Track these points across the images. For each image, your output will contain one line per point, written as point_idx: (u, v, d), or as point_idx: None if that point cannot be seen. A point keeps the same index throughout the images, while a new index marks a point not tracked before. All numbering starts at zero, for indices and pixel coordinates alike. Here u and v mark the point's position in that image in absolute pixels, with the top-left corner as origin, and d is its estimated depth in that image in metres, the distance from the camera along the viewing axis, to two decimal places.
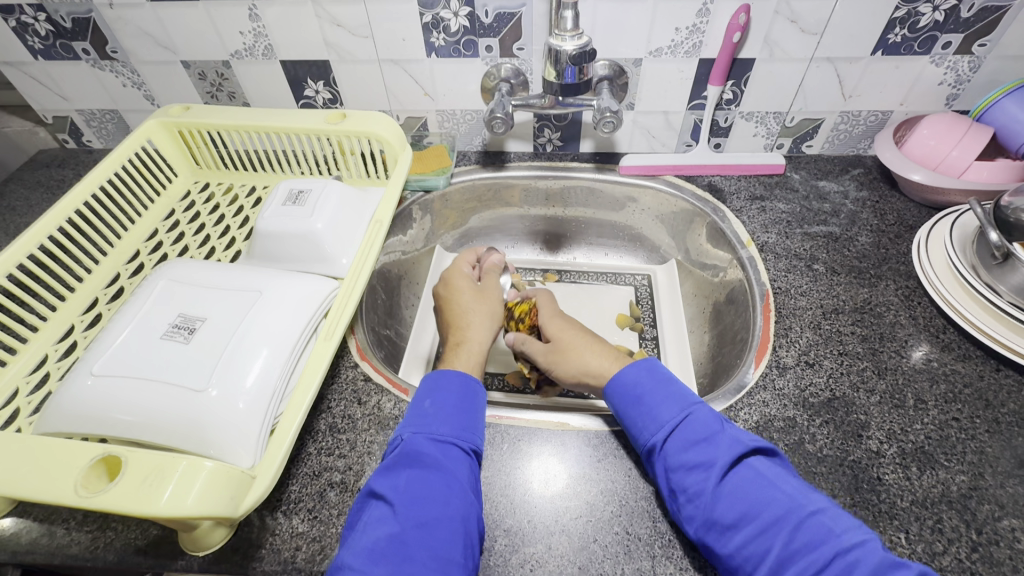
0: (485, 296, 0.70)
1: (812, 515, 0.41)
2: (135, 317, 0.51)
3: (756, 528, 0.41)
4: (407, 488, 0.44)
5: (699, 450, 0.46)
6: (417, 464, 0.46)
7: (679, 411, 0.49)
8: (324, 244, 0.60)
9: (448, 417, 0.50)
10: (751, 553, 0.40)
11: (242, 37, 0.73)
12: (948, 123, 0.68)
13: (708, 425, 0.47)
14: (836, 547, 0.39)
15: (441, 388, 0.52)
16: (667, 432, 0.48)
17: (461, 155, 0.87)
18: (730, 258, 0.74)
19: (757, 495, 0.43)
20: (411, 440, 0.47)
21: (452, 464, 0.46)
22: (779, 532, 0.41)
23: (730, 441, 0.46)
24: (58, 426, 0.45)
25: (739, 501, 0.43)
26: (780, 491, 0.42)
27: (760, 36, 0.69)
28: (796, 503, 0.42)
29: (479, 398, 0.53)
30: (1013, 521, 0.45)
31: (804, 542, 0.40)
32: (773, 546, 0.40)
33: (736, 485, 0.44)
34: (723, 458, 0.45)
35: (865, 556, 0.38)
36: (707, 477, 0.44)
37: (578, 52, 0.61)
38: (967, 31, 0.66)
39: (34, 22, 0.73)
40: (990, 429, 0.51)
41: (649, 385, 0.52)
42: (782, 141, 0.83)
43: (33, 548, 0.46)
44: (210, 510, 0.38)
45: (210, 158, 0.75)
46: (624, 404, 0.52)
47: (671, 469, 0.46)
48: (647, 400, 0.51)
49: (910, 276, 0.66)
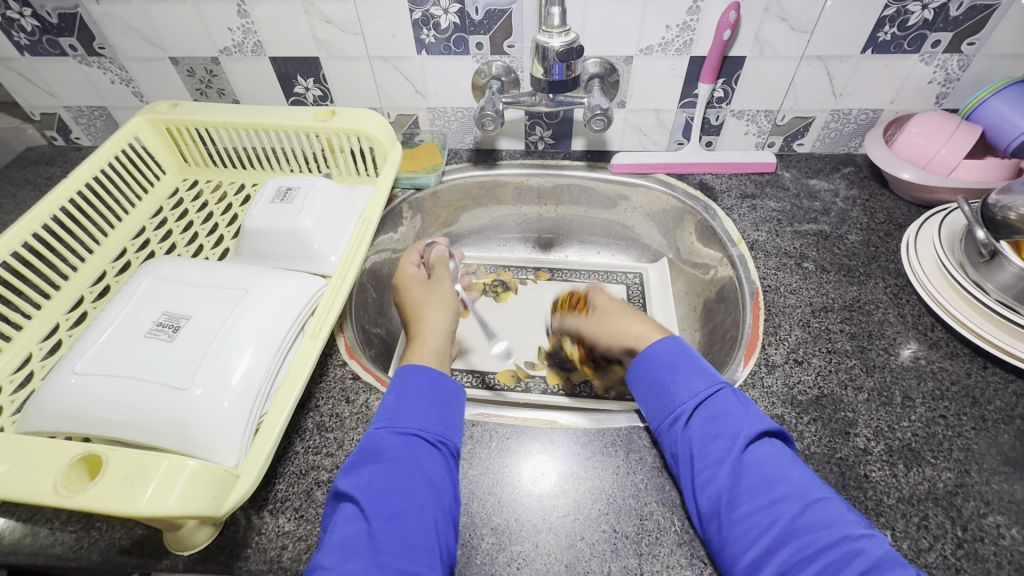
0: (437, 286, 0.65)
1: (819, 500, 0.41)
2: (119, 315, 0.50)
3: (766, 502, 0.41)
4: (370, 484, 0.43)
5: (723, 423, 0.46)
6: (378, 459, 0.45)
7: (705, 387, 0.49)
8: (311, 242, 0.60)
9: (412, 409, 0.49)
10: (756, 523, 0.41)
11: (231, 33, 0.73)
12: (937, 122, 0.69)
13: (735, 402, 0.48)
14: (839, 534, 0.38)
15: (407, 382, 0.51)
16: (698, 401, 0.48)
17: (453, 153, 0.87)
18: (721, 256, 0.74)
19: (775, 471, 0.43)
20: (372, 436, 0.47)
21: (417, 457, 0.46)
22: (788, 508, 0.40)
23: (754, 420, 0.46)
24: (41, 425, 0.44)
25: (753, 475, 0.43)
26: (797, 472, 0.43)
27: (750, 34, 0.69)
28: (805, 487, 0.42)
29: (446, 388, 0.52)
30: (997, 517, 0.46)
31: (810, 521, 0.39)
32: (780, 520, 0.40)
33: (755, 459, 0.44)
34: (743, 433, 0.45)
35: (870, 546, 0.38)
36: (731, 446, 0.44)
37: (565, 48, 0.61)
38: (956, 30, 0.66)
39: (20, 17, 0.72)
40: (976, 426, 0.51)
41: (682, 357, 0.51)
42: (773, 139, 0.83)
43: (16, 549, 0.46)
44: (192, 509, 0.37)
45: (198, 155, 0.74)
46: (657, 371, 0.51)
47: (694, 437, 0.46)
48: (682, 369, 0.51)
49: (899, 274, 0.66)
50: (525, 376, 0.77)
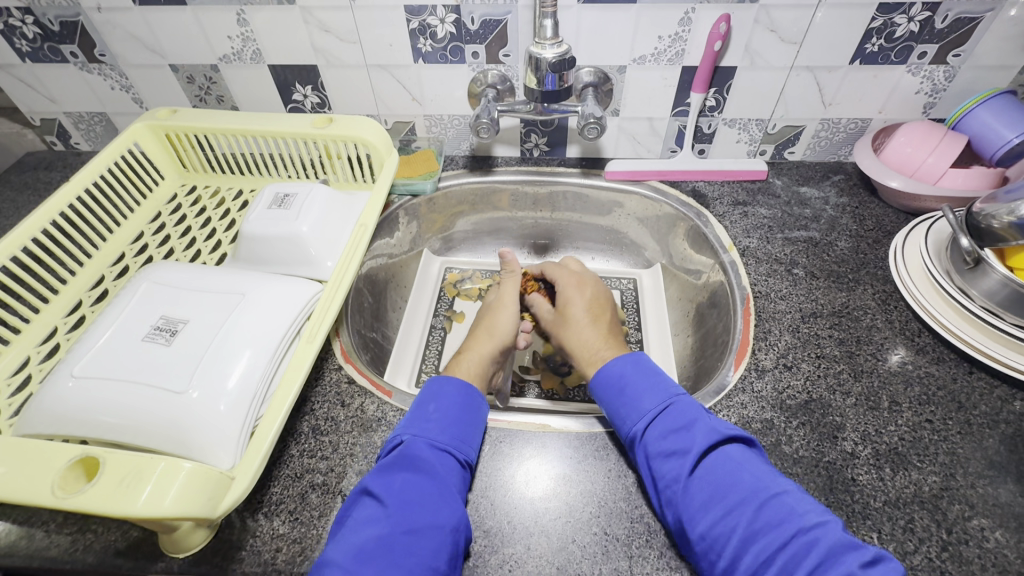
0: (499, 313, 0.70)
1: (776, 496, 0.42)
2: (117, 318, 0.51)
3: (726, 508, 0.43)
4: (401, 491, 0.45)
5: (676, 438, 0.47)
6: (414, 468, 0.46)
7: (659, 401, 0.51)
8: (308, 247, 0.61)
9: (447, 425, 0.51)
10: (718, 534, 0.42)
11: (231, 41, 0.74)
12: (924, 131, 0.70)
13: (685, 414, 0.49)
14: (796, 525, 0.40)
15: (446, 392, 0.54)
16: (647, 421, 0.50)
17: (449, 159, 0.88)
18: (713, 262, 0.75)
19: (727, 477, 0.44)
20: (410, 444, 0.48)
21: (447, 474, 0.47)
22: (745, 512, 0.42)
23: (707, 430, 0.47)
24: (38, 428, 0.45)
25: (710, 485, 0.44)
26: (747, 473, 0.44)
27: (740, 45, 0.70)
28: (761, 485, 0.43)
29: (479, 409, 0.54)
30: (982, 520, 0.46)
31: (765, 522, 0.41)
32: (740, 524, 0.42)
33: (708, 470, 0.45)
34: (698, 445, 0.46)
35: (825, 534, 0.40)
36: (682, 464, 0.46)
37: (557, 59, 0.62)
38: (941, 42, 0.68)
39: (22, 24, 0.73)
40: (962, 431, 0.52)
41: (631, 376, 0.54)
42: (765, 147, 0.84)
43: (11, 551, 0.46)
44: (187, 510, 0.38)
45: (197, 161, 0.75)
46: (608, 395, 0.54)
47: (651, 456, 0.48)
48: (629, 391, 0.53)
49: (887, 281, 0.67)
50: (520, 381, 0.77)
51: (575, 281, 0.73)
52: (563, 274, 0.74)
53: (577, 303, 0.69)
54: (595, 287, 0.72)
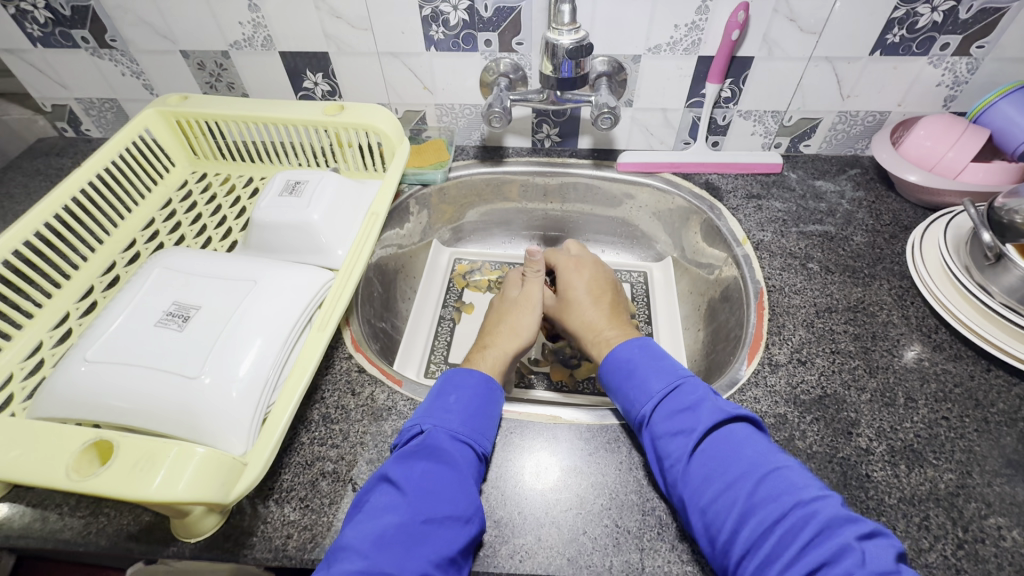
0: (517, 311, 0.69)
1: (775, 471, 0.42)
2: (129, 303, 0.51)
3: (727, 482, 0.43)
4: (421, 480, 0.44)
5: (683, 417, 0.47)
6: (435, 458, 0.46)
7: (667, 383, 0.51)
8: (319, 235, 0.60)
9: (469, 417, 0.50)
10: (720, 508, 0.42)
11: (242, 27, 0.73)
12: (945, 124, 0.68)
13: (693, 395, 0.49)
14: (795, 499, 0.40)
15: (466, 384, 0.53)
16: (655, 403, 0.49)
17: (460, 149, 0.87)
18: (726, 256, 0.74)
19: (728, 453, 0.44)
20: (432, 434, 0.48)
21: (466, 465, 0.47)
22: (744, 486, 0.42)
23: (712, 409, 0.47)
24: (51, 411, 0.45)
25: (713, 461, 0.44)
26: (749, 450, 0.44)
27: (758, 34, 0.69)
28: (761, 460, 0.43)
29: (498, 404, 0.53)
30: (999, 519, 0.46)
31: (764, 494, 0.41)
32: (739, 499, 0.42)
33: (711, 448, 0.45)
34: (702, 426, 0.46)
35: (823, 507, 0.39)
36: (687, 442, 0.45)
37: (574, 46, 0.61)
38: (965, 33, 0.66)
39: (33, 9, 0.73)
40: (979, 429, 0.52)
41: (640, 359, 0.54)
42: (780, 140, 0.83)
43: (26, 533, 0.46)
44: (201, 495, 0.38)
45: (207, 149, 0.74)
46: (617, 379, 0.54)
47: (657, 436, 0.47)
48: (638, 373, 0.53)
49: (904, 276, 0.66)
50: (529, 371, 0.77)
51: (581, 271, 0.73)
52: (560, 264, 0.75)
53: (577, 286, 0.70)
54: (591, 270, 0.73)
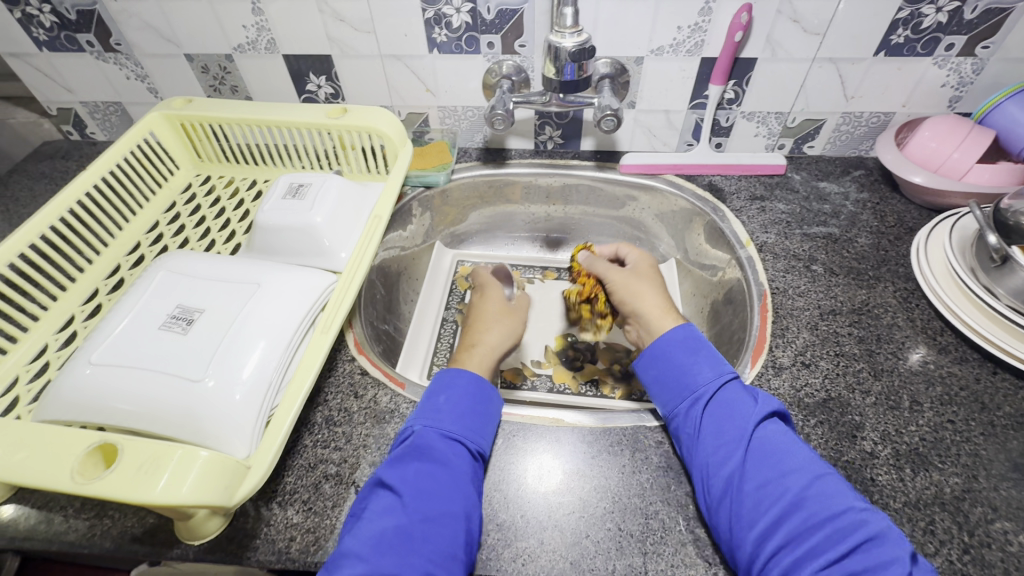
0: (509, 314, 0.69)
1: (830, 475, 0.43)
2: (133, 306, 0.51)
3: (781, 472, 0.44)
4: (415, 479, 0.45)
5: (743, 406, 0.48)
6: (425, 457, 0.46)
7: (726, 372, 0.52)
8: (322, 237, 0.61)
9: (460, 415, 0.50)
10: (767, 496, 0.43)
11: (245, 31, 0.74)
12: (950, 125, 0.68)
13: (750, 391, 0.50)
14: (848, 504, 0.41)
15: (454, 383, 0.53)
16: (713, 386, 0.50)
17: (463, 151, 0.87)
18: (729, 258, 0.74)
19: (784, 447, 0.45)
20: (421, 433, 0.48)
21: (459, 462, 0.47)
22: (799, 480, 0.43)
23: (769, 406, 0.48)
24: (56, 414, 0.45)
25: (768, 450, 0.45)
26: (804, 450, 0.45)
27: (762, 35, 0.69)
28: (815, 463, 0.44)
29: (492, 401, 0.53)
30: (1005, 524, 0.45)
31: (818, 492, 0.42)
32: (793, 490, 0.42)
33: (767, 438, 0.46)
34: (760, 416, 0.47)
35: (874, 517, 0.41)
36: (745, 427, 0.47)
37: (577, 48, 0.61)
38: (970, 33, 0.66)
39: (39, 14, 0.73)
40: (985, 432, 0.51)
41: (704, 343, 0.55)
42: (783, 142, 0.83)
43: (31, 535, 0.47)
44: (205, 498, 0.38)
45: (211, 152, 0.75)
46: (676, 352, 0.54)
47: (711, 416, 0.48)
48: (701, 355, 0.53)
49: (909, 278, 0.66)
50: (531, 374, 0.76)
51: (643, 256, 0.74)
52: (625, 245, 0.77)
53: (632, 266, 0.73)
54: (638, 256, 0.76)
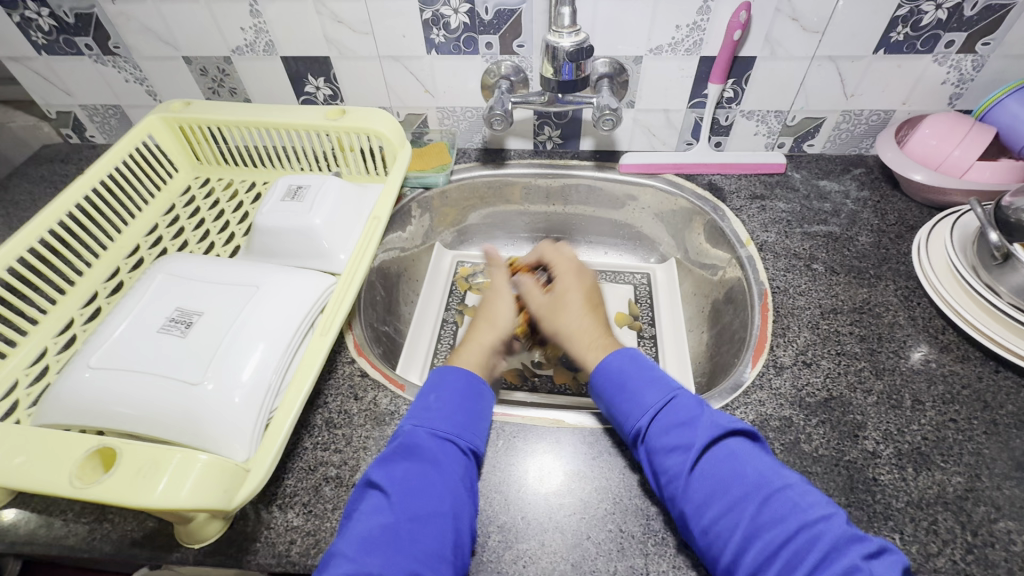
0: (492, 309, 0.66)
1: (779, 491, 0.41)
2: (131, 311, 0.51)
3: (728, 502, 0.42)
4: (404, 479, 0.44)
5: (679, 433, 0.46)
6: (415, 457, 0.46)
7: (660, 397, 0.49)
8: (321, 239, 0.60)
9: (450, 414, 0.50)
10: (722, 529, 0.41)
11: (244, 33, 0.74)
12: (949, 123, 0.68)
13: (688, 410, 0.48)
14: (802, 519, 0.40)
15: (447, 382, 0.53)
16: (650, 417, 0.48)
17: (462, 152, 0.87)
18: (729, 257, 0.74)
19: (728, 471, 0.43)
20: (410, 432, 0.48)
21: (450, 461, 0.46)
22: (747, 507, 0.41)
23: (708, 424, 0.46)
24: (55, 418, 0.45)
25: (711, 479, 0.43)
26: (749, 467, 0.43)
27: (761, 34, 0.68)
28: (764, 479, 0.42)
29: (483, 399, 0.53)
30: (1009, 523, 0.45)
31: (769, 515, 0.40)
32: (743, 519, 0.41)
33: (711, 464, 0.44)
34: (700, 442, 0.45)
35: (829, 527, 0.39)
36: (685, 459, 0.45)
37: (575, 48, 0.61)
38: (970, 30, 0.66)
39: (38, 17, 0.73)
40: (987, 431, 0.51)
41: (631, 371, 0.52)
42: (783, 140, 0.83)
43: (32, 539, 0.47)
44: (204, 501, 0.38)
45: (210, 154, 0.75)
46: (609, 389, 0.52)
47: (654, 453, 0.47)
48: (630, 386, 0.51)
49: (910, 277, 0.65)
50: (532, 375, 0.76)
51: (572, 267, 0.69)
52: (558, 262, 0.71)
53: (571, 291, 0.65)
54: (580, 274, 0.69)
